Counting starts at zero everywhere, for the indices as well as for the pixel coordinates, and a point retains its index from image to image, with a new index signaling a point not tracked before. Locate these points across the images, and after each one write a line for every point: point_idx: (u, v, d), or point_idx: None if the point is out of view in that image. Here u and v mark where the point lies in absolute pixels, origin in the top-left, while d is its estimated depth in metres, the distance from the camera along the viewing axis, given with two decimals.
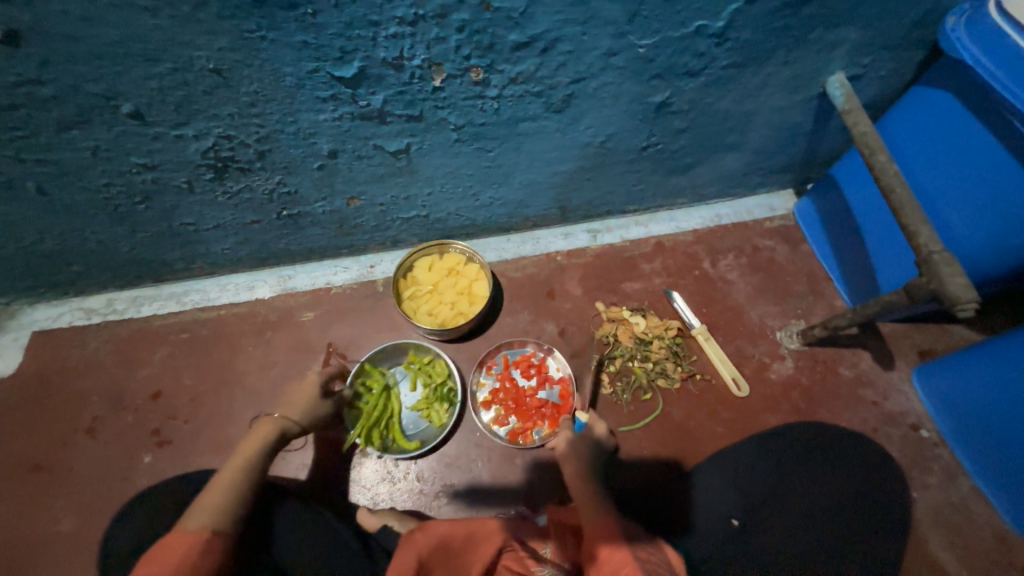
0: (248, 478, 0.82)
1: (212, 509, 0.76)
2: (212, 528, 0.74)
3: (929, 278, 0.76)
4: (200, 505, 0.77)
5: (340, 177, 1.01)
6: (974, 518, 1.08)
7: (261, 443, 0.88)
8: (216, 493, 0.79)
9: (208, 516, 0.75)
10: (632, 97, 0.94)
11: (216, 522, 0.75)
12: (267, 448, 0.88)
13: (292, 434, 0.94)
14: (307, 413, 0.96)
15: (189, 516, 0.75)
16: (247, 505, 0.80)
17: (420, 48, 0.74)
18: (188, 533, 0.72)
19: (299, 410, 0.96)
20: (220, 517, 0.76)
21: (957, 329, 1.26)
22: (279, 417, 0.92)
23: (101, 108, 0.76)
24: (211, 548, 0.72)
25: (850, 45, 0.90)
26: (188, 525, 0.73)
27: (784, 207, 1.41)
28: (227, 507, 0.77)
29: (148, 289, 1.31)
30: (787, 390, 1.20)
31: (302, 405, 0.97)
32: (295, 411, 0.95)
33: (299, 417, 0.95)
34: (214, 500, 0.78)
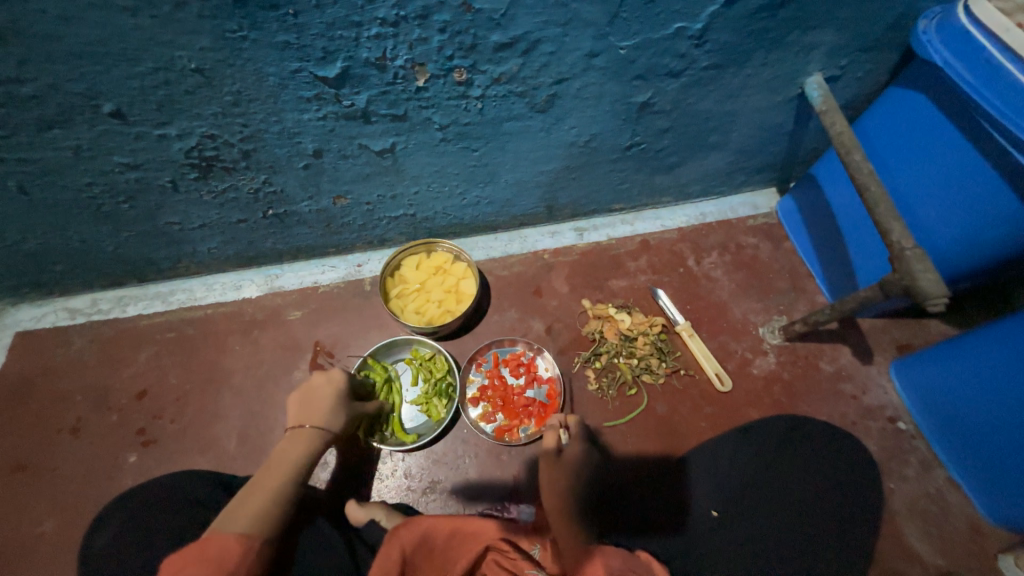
0: (291, 485, 0.78)
1: (255, 514, 0.72)
2: (256, 534, 0.70)
3: (902, 274, 0.78)
4: (243, 509, 0.73)
5: (326, 177, 1.01)
6: (949, 507, 1.11)
7: (303, 451, 0.83)
8: (259, 498, 0.75)
9: (252, 521, 0.71)
10: (615, 98, 0.96)
11: (258, 528, 0.71)
12: (310, 456, 0.83)
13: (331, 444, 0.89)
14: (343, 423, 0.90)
15: (230, 520, 0.71)
16: (288, 515, 0.76)
17: (403, 48, 0.75)
18: (232, 536, 0.68)
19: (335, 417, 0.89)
20: (260, 523, 0.71)
21: (934, 324, 1.29)
22: (315, 427, 0.86)
23: (81, 107, 0.76)
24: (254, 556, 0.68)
25: (826, 47, 0.92)
26: (229, 529, 0.69)
27: (767, 206, 1.44)
28: (270, 513, 0.73)
29: (133, 289, 1.31)
30: (769, 385, 1.22)
31: (335, 409, 0.90)
32: (330, 418, 0.89)
33: (332, 426, 0.88)
34: (259, 505, 0.74)
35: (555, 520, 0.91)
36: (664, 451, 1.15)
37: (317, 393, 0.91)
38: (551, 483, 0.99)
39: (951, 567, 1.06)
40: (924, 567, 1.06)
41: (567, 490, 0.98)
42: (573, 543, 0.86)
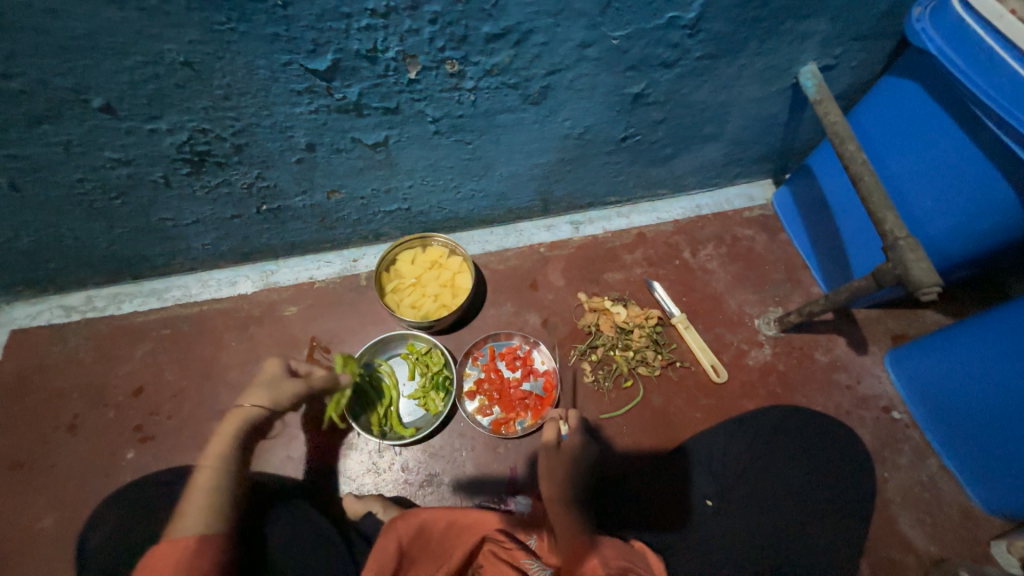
0: (228, 469, 0.87)
1: (196, 512, 0.79)
2: (199, 530, 0.75)
3: (895, 263, 0.78)
4: (185, 512, 0.79)
5: (320, 171, 1.01)
6: (942, 495, 1.12)
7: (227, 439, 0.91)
8: (198, 494, 0.83)
9: (195, 518, 0.77)
10: (608, 89, 0.95)
11: (204, 524, 0.77)
12: (233, 439, 0.91)
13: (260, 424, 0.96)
14: (277, 398, 0.97)
15: (176, 525, 0.77)
16: (231, 500, 0.84)
17: (394, 40, 0.74)
18: (174, 540, 0.74)
19: (261, 396, 0.97)
20: (210, 518, 0.78)
21: (929, 314, 1.29)
22: (245, 407, 0.94)
23: (71, 102, 0.75)
24: (203, 546, 0.74)
25: (820, 37, 0.92)
26: (174, 533, 0.75)
27: (763, 197, 1.44)
28: (210, 507, 0.80)
29: (128, 286, 1.30)
30: (764, 375, 1.23)
31: (263, 390, 0.98)
32: (257, 398, 0.97)
33: (266, 402, 0.96)
34: (198, 503, 0.81)
35: (552, 511, 0.92)
36: (660, 443, 1.16)
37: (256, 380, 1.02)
38: (548, 476, 0.97)
39: (943, 554, 1.07)
40: (917, 554, 1.07)
41: (566, 483, 0.98)
42: (571, 533, 0.87)
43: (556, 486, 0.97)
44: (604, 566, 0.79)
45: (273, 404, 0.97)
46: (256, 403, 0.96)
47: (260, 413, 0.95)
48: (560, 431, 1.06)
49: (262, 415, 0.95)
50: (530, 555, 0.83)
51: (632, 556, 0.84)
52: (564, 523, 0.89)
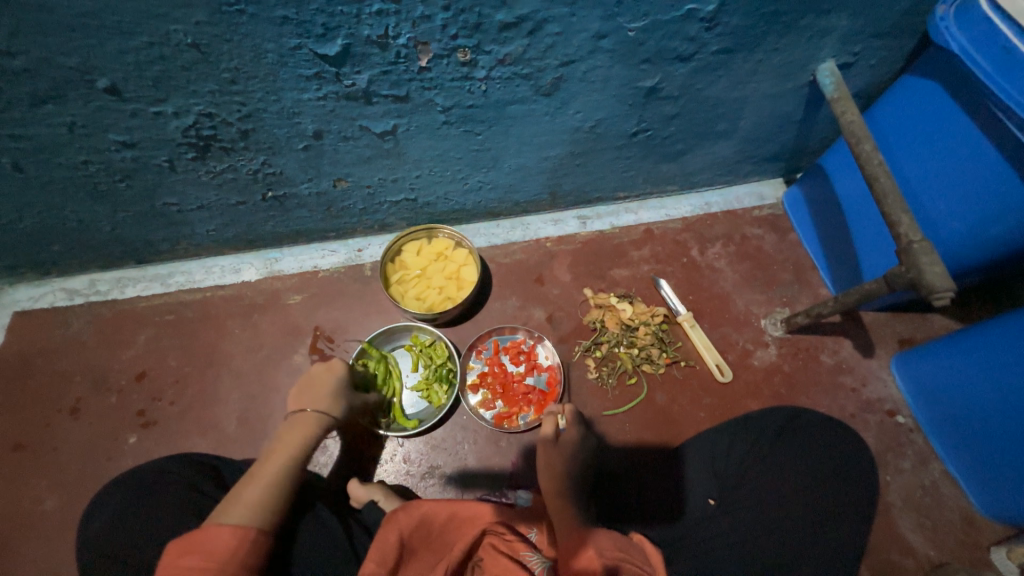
0: (292, 475, 0.78)
1: (255, 503, 0.72)
2: (258, 524, 0.69)
3: (909, 266, 0.77)
4: (243, 499, 0.72)
5: (326, 159, 0.99)
6: (944, 500, 1.12)
7: (301, 441, 0.82)
8: (258, 489, 0.74)
9: (252, 510, 0.71)
10: (622, 82, 0.93)
11: (263, 519, 0.70)
12: (306, 443, 0.82)
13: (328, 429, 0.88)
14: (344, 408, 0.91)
15: (231, 509, 0.70)
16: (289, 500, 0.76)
17: (406, 26, 0.73)
18: (232, 528, 0.67)
19: (336, 405, 0.89)
20: (268, 514, 0.72)
21: (938, 319, 1.28)
22: (318, 413, 0.85)
23: (76, 82, 0.74)
24: (257, 544, 0.68)
25: (840, 33, 0.90)
26: (231, 519, 0.69)
27: (773, 196, 1.42)
28: (271, 502, 0.73)
29: (131, 271, 1.29)
30: (769, 376, 1.22)
31: (337, 397, 0.91)
32: (333, 405, 0.89)
33: (337, 412, 0.89)
34: (259, 495, 0.73)
35: (551, 504, 0.91)
36: (662, 440, 1.16)
37: (322, 381, 0.92)
38: (548, 467, 0.98)
39: (943, 558, 1.07)
40: (916, 558, 1.07)
41: (563, 475, 0.96)
42: (569, 528, 0.86)
43: (552, 477, 0.95)
44: (600, 558, 0.78)
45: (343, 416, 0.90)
46: (333, 411, 0.88)
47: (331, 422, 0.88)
48: (558, 426, 1.03)
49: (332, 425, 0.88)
50: (530, 548, 0.83)
51: (629, 548, 0.85)
52: (562, 517, 0.88)
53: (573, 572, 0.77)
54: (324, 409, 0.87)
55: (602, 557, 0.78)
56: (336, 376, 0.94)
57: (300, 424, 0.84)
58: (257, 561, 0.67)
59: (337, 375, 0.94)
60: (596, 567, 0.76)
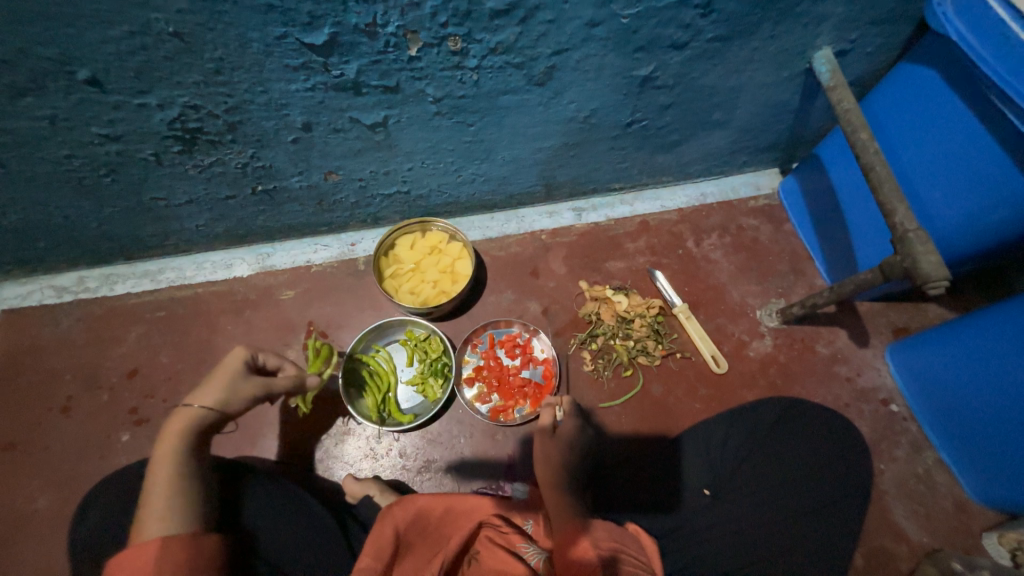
0: (187, 475, 0.74)
1: (158, 516, 0.69)
2: (163, 534, 0.67)
3: (903, 256, 0.76)
4: (144, 516, 0.69)
5: (316, 151, 0.98)
6: (937, 487, 1.12)
7: (179, 442, 0.76)
8: (156, 501, 0.70)
9: (156, 523, 0.68)
10: (615, 71, 0.92)
11: (168, 527, 0.68)
12: (189, 443, 0.76)
13: (218, 421, 0.80)
14: (230, 392, 0.80)
15: (137, 529, 0.67)
16: (195, 500, 0.73)
17: (394, 14, 0.71)
18: (136, 547, 0.65)
19: (215, 393, 0.79)
20: (176, 519, 0.69)
21: (933, 308, 1.28)
22: (189, 408, 0.77)
23: (55, 74, 0.72)
24: (170, 551, 0.65)
25: (836, 20, 0.89)
26: (140, 536, 0.66)
27: (769, 186, 1.41)
28: (172, 508, 0.70)
29: (121, 267, 1.28)
30: (765, 367, 1.22)
31: (225, 384, 0.81)
32: (209, 393, 0.79)
33: (219, 401, 0.79)
34: (156, 507, 0.69)
35: (546, 495, 0.92)
36: (658, 432, 1.16)
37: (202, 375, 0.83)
38: (543, 459, 0.98)
39: (936, 545, 1.08)
40: (910, 545, 1.08)
41: (559, 466, 0.97)
42: (563, 518, 0.86)
43: (549, 468, 0.97)
44: (595, 549, 0.78)
45: (233, 401, 0.80)
46: (209, 400, 0.79)
47: (218, 414, 0.79)
48: (555, 417, 1.04)
49: (219, 415, 0.79)
50: (526, 540, 0.83)
51: (624, 538, 0.86)
52: (558, 508, 0.88)
53: (569, 563, 0.77)
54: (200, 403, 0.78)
55: (598, 550, 0.78)
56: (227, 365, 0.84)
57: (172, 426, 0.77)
58: (181, 564, 0.65)
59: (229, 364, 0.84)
60: (591, 556, 0.76)
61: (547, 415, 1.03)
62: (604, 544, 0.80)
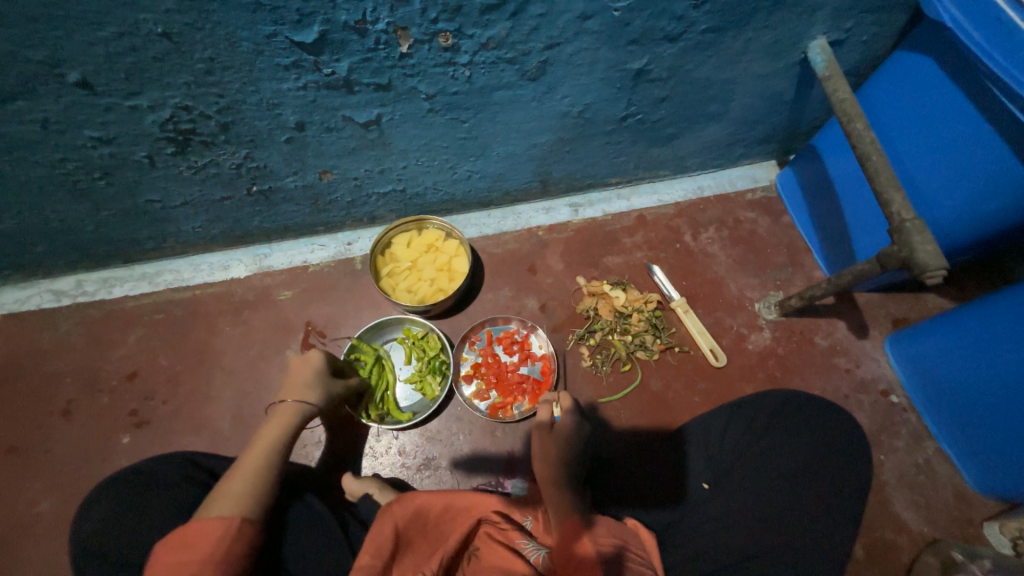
0: (275, 464, 0.79)
1: (241, 495, 0.73)
2: (243, 514, 0.71)
3: (901, 246, 0.76)
4: (228, 491, 0.73)
5: (310, 151, 0.98)
6: (937, 477, 1.12)
7: (280, 430, 0.84)
8: (242, 480, 0.75)
9: (237, 503, 0.72)
10: (609, 65, 0.92)
11: (246, 510, 0.72)
12: (288, 433, 0.84)
13: (310, 417, 0.89)
14: (324, 396, 0.91)
15: (219, 502, 0.72)
16: (275, 491, 0.77)
17: (384, 11, 0.70)
18: (217, 520, 0.69)
19: (316, 393, 0.90)
20: (255, 505, 0.73)
21: (932, 298, 1.28)
22: (295, 402, 0.86)
23: (45, 76, 0.72)
24: (241, 535, 0.69)
25: (831, 9, 0.88)
26: (220, 511, 0.70)
27: (766, 178, 1.41)
28: (254, 491, 0.74)
29: (118, 271, 1.28)
30: (763, 359, 1.22)
31: (319, 384, 0.92)
32: (312, 392, 0.90)
33: (318, 400, 0.90)
34: (243, 485, 0.74)
35: (546, 491, 0.91)
36: (657, 426, 1.16)
37: (297, 369, 0.93)
38: (542, 455, 0.98)
39: (937, 535, 1.08)
40: (911, 536, 1.08)
41: (559, 463, 0.96)
42: (563, 515, 0.85)
43: (549, 465, 0.95)
44: (595, 544, 0.78)
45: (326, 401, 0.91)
46: (310, 398, 0.89)
47: (315, 410, 0.89)
48: (553, 414, 1.06)
49: (314, 411, 0.89)
50: (527, 536, 0.84)
51: (624, 533, 0.85)
52: (558, 503, 0.88)
53: (569, 559, 0.77)
54: (303, 398, 0.88)
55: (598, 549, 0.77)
56: (314, 364, 0.94)
57: (276, 415, 0.85)
58: (243, 551, 0.69)
59: (315, 363, 0.94)
60: (591, 552, 0.76)
61: (542, 412, 1.06)
62: (604, 536, 0.81)
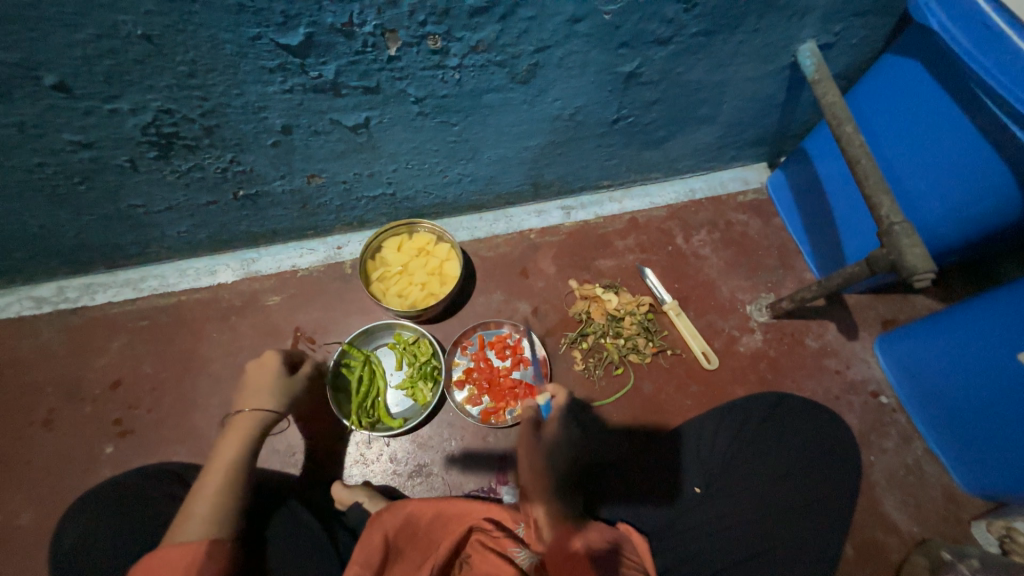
0: (237, 477, 0.79)
1: (206, 516, 0.72)
2: (211, 535, 0.70)
3: (890, 249, 0.77)
4: (192, 514, 0.72)
5: (298, 155, 0.96)
6: (926, 477, 1.13)
7: (239, 441, 0.83)
8: (206, 500, 0.74)
9: (203, 525, 0.71)
10: (600, 68, 0.91)
11: (213, 530, 0.71)
12: (247, 443, 0.83)
13: (271, 422, 0.89)
14: (286, 398, 0.93)
15: (183, 526, 0.70)
16: (242, 507, 0.76)
17: (371, 13, 0.69)
18: (183, 544, 0.68)
19: (273, 397, 0.91)
20: (222, 524, 0.72)
21: (920, 299, 1.29)
22: (251, 410, 0.86)
23: (20, 79, 0.70)
24: (212, 555, 0.68)
25: (819, 13, 0.88)
26: (184, 536, 0.69)
27: (757, 180, 1.41)
28: (219, 511, 0.73)
29: (101, 276, 1.25)
30: (755, 361, 1.22)
31: (275, 389, 0.93)
32: (268, 399, 0.91)
33: (277, 404, 0.91)
34: (207, 506, 0.73)
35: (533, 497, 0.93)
36: (650, 430, 1.16)
37: (255, 376, 0.94)
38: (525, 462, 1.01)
39: (926, 535, 1.09)
40: (901, 536, 1.09)
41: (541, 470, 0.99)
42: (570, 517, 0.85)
43: (539, 475, 0.97)
44: (585, 542, 0.84)
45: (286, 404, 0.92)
46: (268, 404, 0.90)
47: (274, 414, 0.90)
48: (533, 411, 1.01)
49: (274, 415, 0.89)
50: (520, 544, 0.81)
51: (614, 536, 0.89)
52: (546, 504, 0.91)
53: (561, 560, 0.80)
54: (258, 406, 0.88)
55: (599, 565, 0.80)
56: (270, 368, 0.95)
57: (233, 427, 0.85)
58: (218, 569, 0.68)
59: (272, 368, 0.95)
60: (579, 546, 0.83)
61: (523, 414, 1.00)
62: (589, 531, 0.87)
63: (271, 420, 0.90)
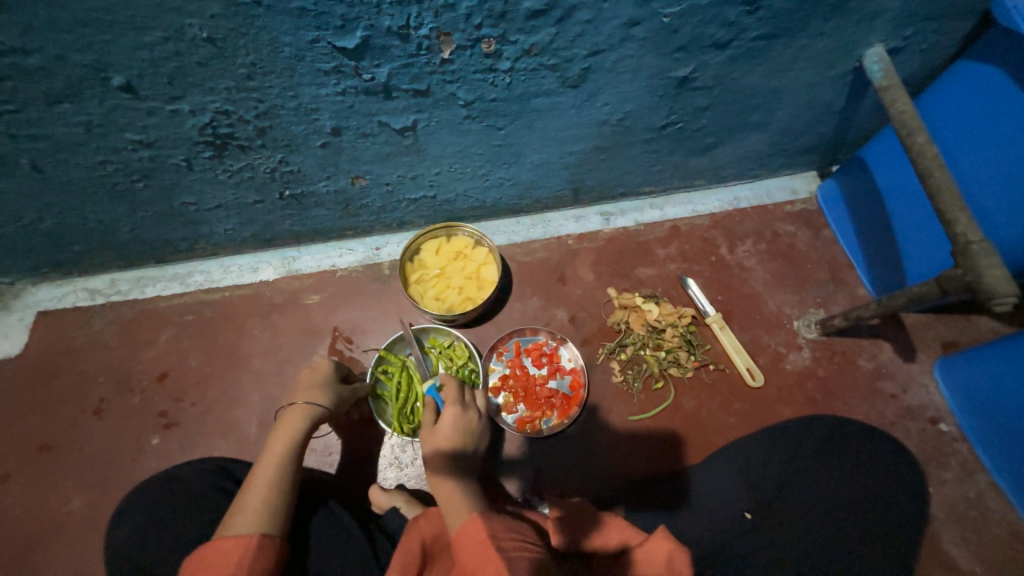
0: (287, 473, 0.80)
1: (256, 511, 0.73)
2: (261, 530, 0.71)
3: (965, 269, 0.71)
4: (244, 508, 0.73)
5: (345, 156, 0.97)
6: (990, 513, 1.05)
7: (289, 437, 0.84)
8: (257, 494, 0.75)
9: (255, 520, 0.72)
10: (652, 73, 0.88)
11: (263, 525, 0.72)
12: (297, 439, 0.84)
13: (320, 420, 0.90)
14: (333, 397, 0.93)
15: (236, 519, 0.72)
16: (290, 503, 0.77)
17: (428, 16, 0.68)
18: (235, 537, 0.69)
19: (324, 395, 0.92)
20: (272, 520, 0.73)
21: (985, 321, 1.21)
22: (304, 405, 0.87)
23: (91, 80, 0.72)
24: (263, 549, 0.69)
25: (891, 16, 0.83)
26: (236, 530, 0.70)
27: (807, 190, 1.35)
28: (270, 507, 0.74)
29: (151, 271, 1.29)
30: (803, 381, 1.17)
31: (324, 387, 0.94)
32: (318, 396, 0.91)
33: (326, 402, 0.91)
34: (257, 500, 0.75)
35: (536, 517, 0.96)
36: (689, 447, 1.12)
37: (308, 377, 0.96)
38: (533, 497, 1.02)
39: None
40: None
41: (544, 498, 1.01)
42: (462, 511, 0.77)
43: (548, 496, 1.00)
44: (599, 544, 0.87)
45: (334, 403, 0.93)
46: (318, 401, 0.90)
47: (324, 411, 0.90)
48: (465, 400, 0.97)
49: (323, 412, 0.90)
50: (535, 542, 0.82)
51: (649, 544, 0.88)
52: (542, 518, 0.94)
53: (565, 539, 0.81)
54: (309, 401, 0.89)
55: (503, 555, 0.68)
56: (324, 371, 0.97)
57: (285, 422, 0.86)
58: (267, 566, 0.69)
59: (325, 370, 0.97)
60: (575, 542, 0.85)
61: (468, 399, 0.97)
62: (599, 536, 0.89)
63: (320, 417, 0.90)
